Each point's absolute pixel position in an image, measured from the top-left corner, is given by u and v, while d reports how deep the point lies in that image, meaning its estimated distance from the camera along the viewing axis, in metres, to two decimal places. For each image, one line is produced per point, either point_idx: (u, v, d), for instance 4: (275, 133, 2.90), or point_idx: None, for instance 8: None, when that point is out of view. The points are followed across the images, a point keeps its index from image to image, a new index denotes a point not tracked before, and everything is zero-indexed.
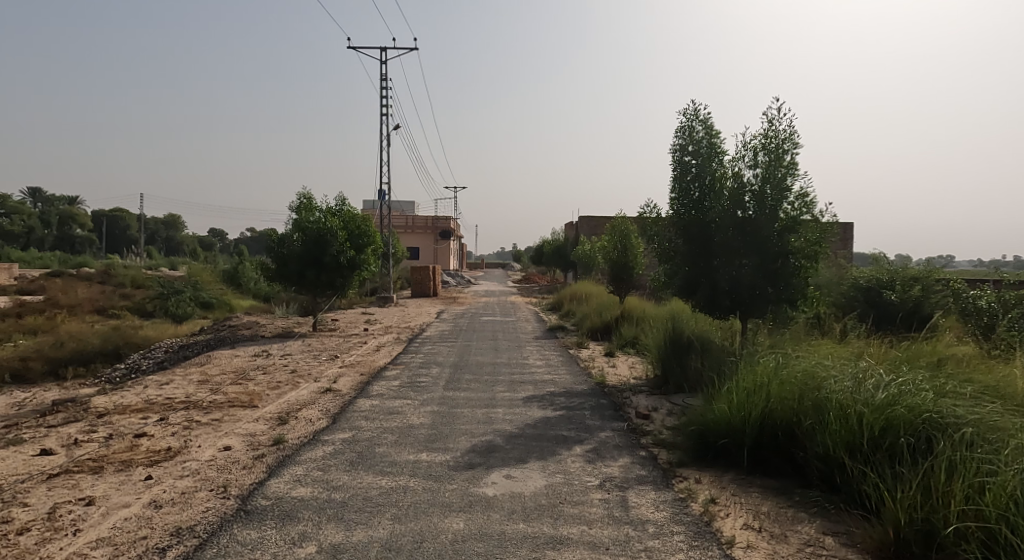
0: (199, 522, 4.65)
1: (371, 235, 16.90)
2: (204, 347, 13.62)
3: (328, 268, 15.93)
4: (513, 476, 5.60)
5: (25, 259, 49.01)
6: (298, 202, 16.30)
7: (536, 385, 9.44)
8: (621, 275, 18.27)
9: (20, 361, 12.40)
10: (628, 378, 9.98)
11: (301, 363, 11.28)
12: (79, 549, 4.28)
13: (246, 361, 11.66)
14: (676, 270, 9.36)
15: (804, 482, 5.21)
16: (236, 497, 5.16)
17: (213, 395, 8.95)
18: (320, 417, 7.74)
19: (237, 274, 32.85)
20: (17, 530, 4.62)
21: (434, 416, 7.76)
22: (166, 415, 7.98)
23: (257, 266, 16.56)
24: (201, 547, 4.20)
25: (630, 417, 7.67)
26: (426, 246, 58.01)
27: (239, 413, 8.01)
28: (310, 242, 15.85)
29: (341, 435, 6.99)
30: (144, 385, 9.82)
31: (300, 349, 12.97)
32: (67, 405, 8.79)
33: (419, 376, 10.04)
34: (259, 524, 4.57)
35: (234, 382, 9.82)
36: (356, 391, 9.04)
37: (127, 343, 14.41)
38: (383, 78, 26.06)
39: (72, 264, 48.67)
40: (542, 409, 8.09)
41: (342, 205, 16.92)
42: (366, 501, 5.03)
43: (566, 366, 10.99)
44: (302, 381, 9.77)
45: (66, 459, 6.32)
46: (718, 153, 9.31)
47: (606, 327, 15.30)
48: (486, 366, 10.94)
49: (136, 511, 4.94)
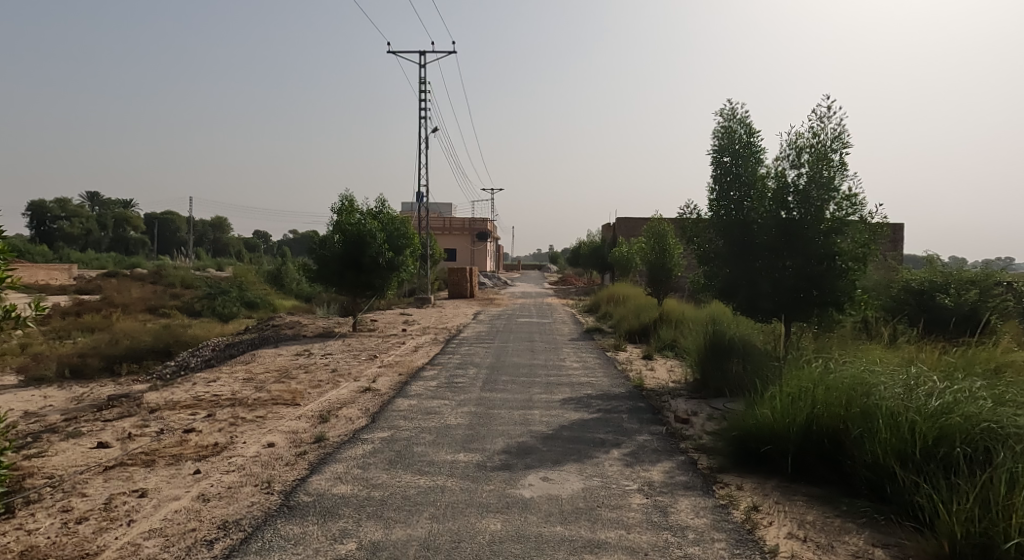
0: (244, 516, 4.79)
1: (409, 236, 17.14)
2: (250, 346, 14.02)
3: (367, 269, 16.17)
4: (550, 478, 5.59)
5: (82, 260, 51.43)
6: (339, 204, 16.62)
7: (574, 387, 9.39)
8: (659, 276, 17.92)
9: (79, 357, 12.99)
10: (667, 381, 9.83)
11: (342, 363, 11.49)
12: (133, 539, 4.46)
13: (288, 360, 11.96)
14: (717, 272, 9.16)
15: (851, 491, 5.05)
16: (280, 492, 5.31)
17: (258, 392, 9.20)
18: (359, 416, 7.87)
19: (281, 275, 33.93)
20: (77, 519, 4.84)
21: (471, 417, 7.81)
22: (213, 411, 8.24)
23: (299, 267, 16.89)
24: (246, 541, 4.33)
25: (669, 421, 7.56)
26: (462, 247, 58.48)
27: (282, 411, 8.20)
28: (350, 243, 16.11)
29: (380, 434, 7.10)
30: (192, 382, 10.16)
31: (341, 349, 13.22)
32: (121, 400, 9.18)
33: (456, 377, 10.10)
34: (301, 520, 4.67)
35: (278, 380, 10.08)
36: (395, 390, 9.16)
37: (176, 342, 14.92)
38: (421, 82, 26.25)
39: (127, 264, 50.95)
40: (579, 411, 8.05)
41: (382, 207, 17.22)
42: (404, 500, 5.09)
43: (603, 369, 10.89)
44: (342, 380, 9.95)
45: (120, 452, 6.59)
46: (759, 153, 9.12)
47: (644, 329, 15.07)
48: (523, 368, 10.93)
49: (185, 504, 5.11)
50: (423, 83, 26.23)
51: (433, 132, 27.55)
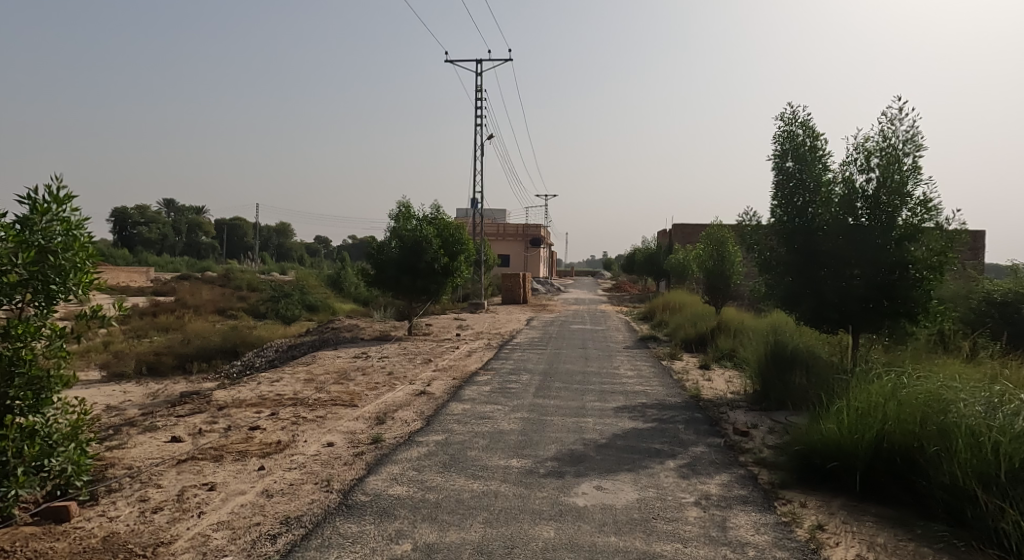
0: (305, 513, 4.96)
1: (463, 242, 17.42)
2: (310, 348, 14.50)
3: (423, 274, 16.43)
4: (604, 487, 5.53)
5: (159, 263, 54.59)
6: (396, 210, 17.00)
7: (628, 396, 9.27)
8: (717, 284, 17.45)
9: (154, 355, 13.76)
10: (725, 392, 9.57)
11: (397, 366, 11.72)
12: (203, 530, 4.69)
13: (347, 362, 12.30)
14: (778, 281, 8.87)
15: (927, 513, 4.77)
16: (339, 491, 5.46)
17: (318, 393, 9.50)
18: (414, 419, 8.01)
19: (340, 279, 34.98)
20: (153, 508, 5.13)
21: (525, 423, 7.82)
22: (277, 410, 8.56)
23: (358, 272, 17.35)
24: (307, 536, 4.48)
25: (727, 433, 7.36)
26: (516, 253, 58.74)
27: (340, 412, 8.44)
28: (407, 249, 16.41)
29: (435, 437, 7.20)
30: (257, 382, 10.59)
31: (396, 352, 13.49)
32: (193, 397, 9.66)
33: (510, 382, 10.14)
34: (359, 519, 4.79)
35: (337, 381, 10.38)
36: (449, 394, 9.28)
37: (243, 342, 15.59)
38: (477, 89, 26.60)
39: (199, 268, 53.72)
40: (633, 421, 7.93)
41: (437, 213, 17.50)
42: (459, 503, 5.14)
43: (658, 378, 10.69)
44: (398, 383, 10.15)
45: (192, 447, 6.94)
46: (824, 157, 8.80)
47: (701, 338, 14.71)
48: (576, 375, 10.87)
49: (250, 498, 5.33)
50: (479, 91, 26.56)
51: (488, 139, 27.80)
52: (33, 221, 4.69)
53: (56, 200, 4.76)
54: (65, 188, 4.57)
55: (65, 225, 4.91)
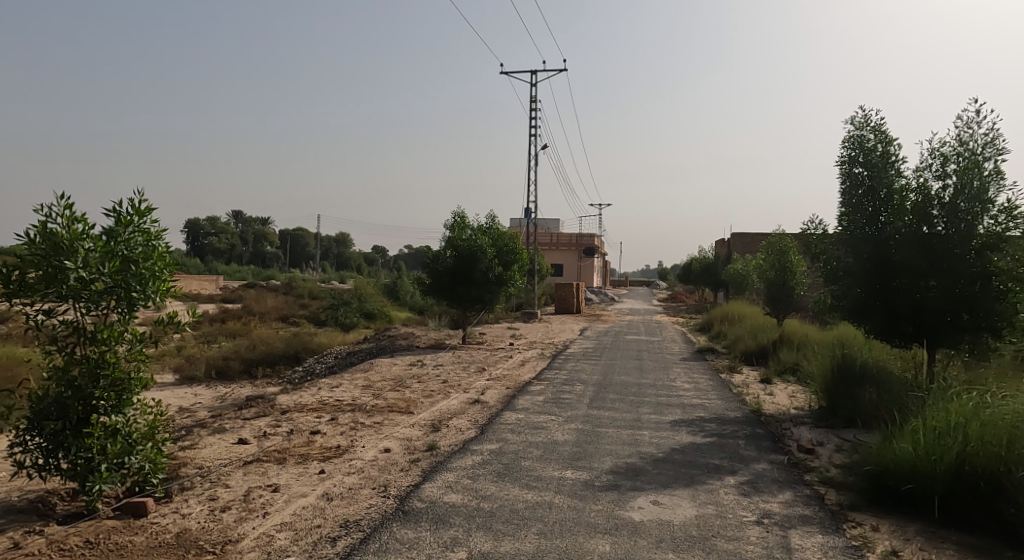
0: (364, 517, 5.07)
1: (518, 251, 17.49)
2: (368, 355, 14.86)
3: (478, 283, 16.60)
4: (661, 502, 5.41)
5: (228, 271, 57.33)
6: (452, 220, 17.24)
7: (685, 409, 9.06)
8: (779, 296, 16.85)
9: (223, 360, 14.41)
10: (788, 407, 9.22)
11: (452, 374, 11.85)
12: (268, 530, 4.85)
13: (403, 369, 12.53)
14: (846, 292, 8.50)
15: (1016, 544, 4.43)
16: (396, 497, 5.55)
17: (375, 400, 9.71)
18: (469, 427, 8.07)
19: (396, 288, 35.75)
20: (222, 507, 5.36)
21: (579, 434, 7.75)
22: (336, 415, 8.80)
23: (414, 281, 17.67)
24: (365, 541, 4.56)
25: (791, 450, 7.08)
26: (569, 262, 58.56)
27: (397, 418, 8.59)
28: (462, 258, 16.62)
29: (489, 445, 7.24)
30: (318, 387, 10.93)
31: (451, 360, 13.65)
32: (258, 401, 10.05)
33: (564, 393, 10.08)
34: (415, 525, 4.85)
35: (393, 388, 10.58)
36: (503, 403, 9.30)
37: (305, 348, 16.13)
38: (532, 100, 26.79)
39: (264, 277, 56.07)
40: (691, 435, 7.74)
41: (492, 223, 17.65)
42: (513, 513, 5.14)
43: (716, 391, 10.40)
44: (453, 391, 10.26)
45: (257, 449, 7.22)
46: (896, 163, 8.41)
47: (762, 351, 14.22)
48: (631, 386, 10.71)
49: (312, 501, 5.49)
50: (535, 101, 26.72)
51: (542, 149, 27.91)
52: (117, 232, 5.01)
53: (138, 212, 5.08)
54: (145, 201, 4.86)
55: (146, 236, 5.20)
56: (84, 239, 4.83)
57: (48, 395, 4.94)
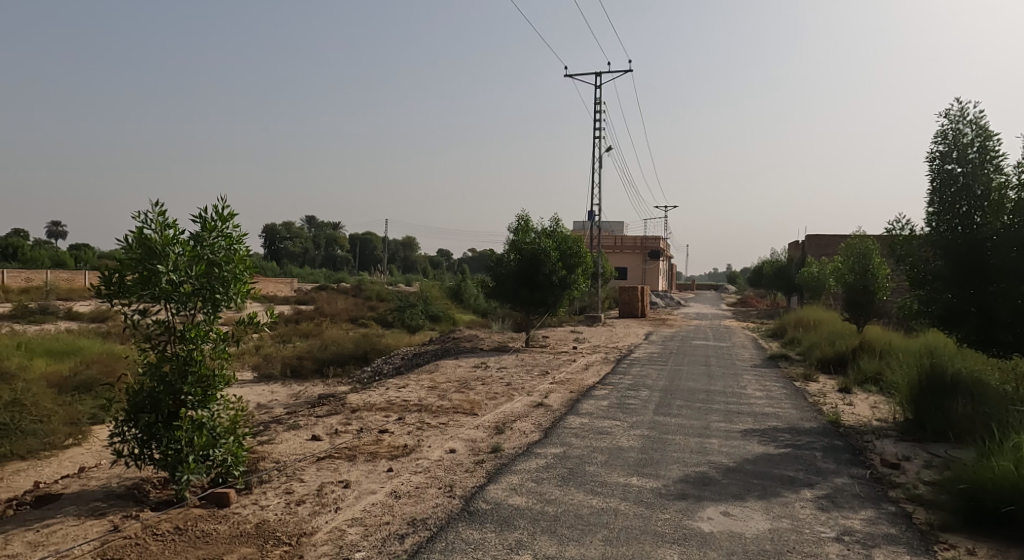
0: (430, 516, 5.15)
1: (581, 254, 17.37)
2: (433, 356, 15.15)
3: (541, 286, 16.61)
4: (732, 514, 5.23)
5: (301, 275, 59.90)
6: (516, 224, 17.33)
7: (757, 418, 8.72)
8: (859, 300, 15.91)
9: (297, 359, 15.06)
10: (870, 419, 8.71)
11: (515, 377, 11.89)
12: (339, 525, 5.02)
13: (468, 371, 12.68)
14: (935, 297, 7.94)
15: None
16: (461, 497, 5.62)
17: (441, 400, 9.88)
18: (533, 430, 8.08)
19: (461, 290, 36.29)
20: (297, 500, 5.59)
21: (645, 440, 7.61)
22: (404, 415, 9.01)
23: (478, 284, 17.87)
24: (432, 539, 4.64)
25: (874, 464, 6.69)
26: (633, 266, 57.69)
27: (462, 420, 8.71)
28: (525, 261, 16.67)
29: (553, 449, 7.22)
30: (386, 387, 11.23)
31: (514, 363, 13.70)
32: (330, 399, 10.44)
33: (628, 398, 9.93)
34: (481, 526, 4.89)
35: (458, 390, 10.74)
36: (566, 407, 9.25)
37: (373, 349, 16.62)
38: (597, 101, 26.59)
39: (334, 279, 58.23)
40: (763, 444, 7.45)
41: (556, 226, 17.62)
42: (578, 518, 5.10)
43: (790, 400, 9.97)
44: (516, 394, 10.30)
45: (329, 445, 7.49)
46: (996, 158, 7.79)
47: (840, 359, 13.49)
48: (699, 393, 10.41)
49: (380, 498, 5.64)
50: (599, 103, 26.52)
51: (607, 151, 27.65)
52: (203, 237, 5.31)
53: (221, 218, 5.37)
54: (228, 207, 5.14)
55: (229, 240, 5.48)
56: (174, 244, 5.16)
57: (143, 389, 5.30)
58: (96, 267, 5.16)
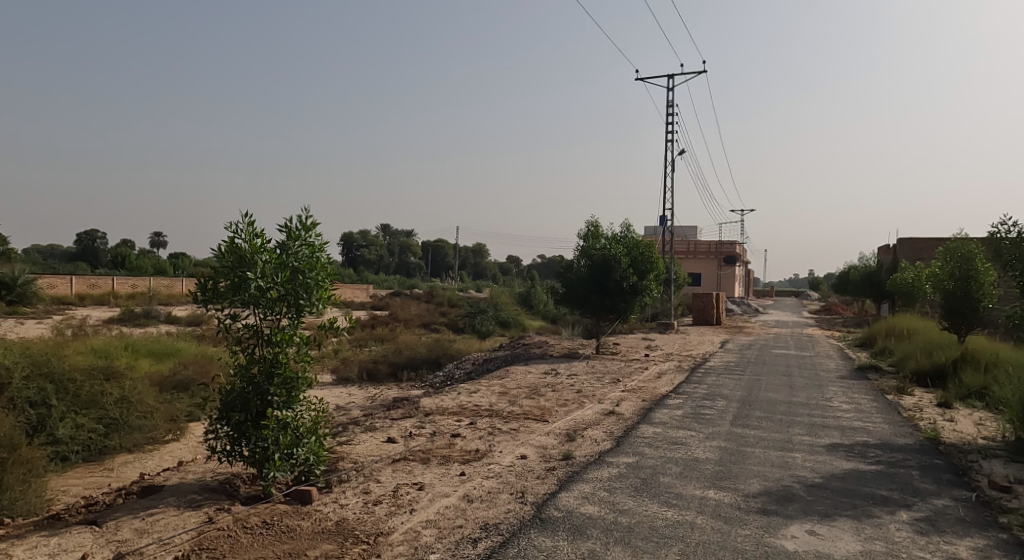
0: (502, 521, 5.17)
1: (653, 260, 17.04)
2: (504, 362, 15.25)
3: (611, 293, 16.41)
4: (818, 533, 4.96)
5: (377, 281, 62.06)
6: (586, 230, 17.24)
7: (844, 432, 8.23)
8: (960, 308, 14.73)
9: (373, 363, 15.57)
10: (974, 437, 8.03)
11: (586, 384, 11.78)
12: (415, 525, 5.13)
13: (538, 377, 12.68)
14: None
15: None
16: (533, 504, 5.61)
17: (512, 406, 9.94)
18: (604, 438, 7.97)
19: (530, 297, 36.44)
20: (374, 500, 5.76)
21: (722, 452, 7.35)
22: (475, 420, 9.11)
23: (548, 290, 17.87)
24: (505, 545, 4.66)
25: (980, 486, 6.15)
26: (708, 272, 56.04)
27: (532, 426, 8.71)
28: (596, 267, 16.54)
29: (626, 458, 7.09)
30: (458, 392, 11.40)
31: (585, 370, 13.57)
32: (404, 403, 10.72)
33: (704, 408, 9.62)
34: (553, 534, 4.87)
35: (528, 396, 10.76)
36: (638, 416, 9.07)
37: (445, 354, 16.94)
38: (669, 104, 26.14)
39: (408, 286, 59.98)
40: (852, 461, 7.02)
41: (627, 232, 17.38)
42: (652, 530, 4.98)
43: (882, 414, 9.36)
44: (587, 401, 10.20)
45: (404, 448, 7.68)
46: None
47: (938, 371, 12.54)
48: (780, 404, 9.94)
49: (453, 501, 5.72)
50: (671, 105, 26.06)
51: (679, 154, 27.09)
52: (287, 245, 5.57)
53: (304, 226, 5.62)
54: (310, 217, 5.38)
55: (311, 248, 5.73)
56: (262, 252, 5.46)
57: (235, 389, 5.63)
58: (193, 275, 5.53)
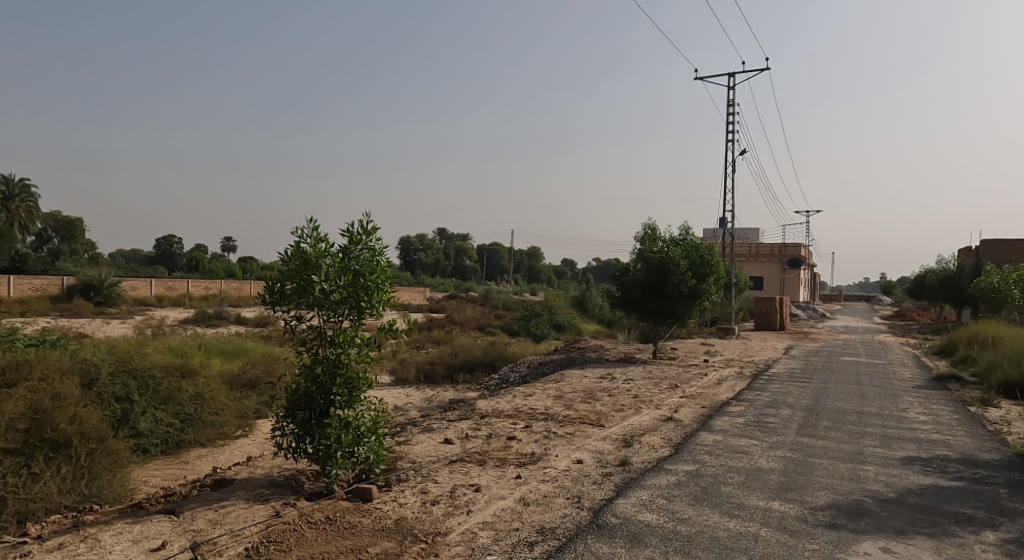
0: (559, 525, 5.15)
1: (713, 263, 16.60)
2: (559, 366, 15.19)
3: (669, 296, 16.08)
4: (893, 551, 4.69)
5: (434, 284, 63.11)
6: (643, 233, 16.97)
7: (921, 445, 7.77)
8: None
9: (430, 365, 15.82)
10: None
11: (643, 389, 11.58)
12: (472, 526, 5.18)
13: (594, 382, 12.56)
14: None
15: None
16: (590, 509, 5.56)
17: (567, 410, 9.88)
18: (663, 445, 7.81)
19: (585, 300, 36.19)
20: (432, 500, 5.84)
21: (788, 462, 7.07)
22: (531, 423, 9.11)
23: (604, 294, 17.68)
24: (561, 549, 4.63)
25: None
26: (771, 275, 54.16)
27: (588, 431, 8.63)
28: (653, 270, 16.25)
29: (685, 466, 6.92)
30: (514, 394, 11.45)
31: (641, 375, 13.35)
32: (460, 404, 10.83)
33: (767, 416, 9.29)
34: (610, 540, 4.80)
35: (584, 400, 10.67)
36: (698, 423, 8.85)
37: (500, 357, 17.03)
38: (730, 103, 25.49)
39: (464, 289, 60.71)
40: (931, 476, 6.61)
41: (686, 234, 17.00)
42: (714, 540, 4.83)
43: (963, 427, 8.78)
44: (644, 407, 10.02)
45: (461, 449, 7.77)
46: None
47: None
48: (850, 413, 9.49)
49: (510, 504, 5.74)
50: (732, 104, 25.41)
51: (741, 154, 26.35)
52: (350, 249, 5.73)
53: (365, 231, 5.77)
54: (371, 221, 5.52)
55: (372, 252, 5.86)
56: (325, 256, 5.64)
57: (300, 388, 5.84)
58: (261, 277, 5.77)
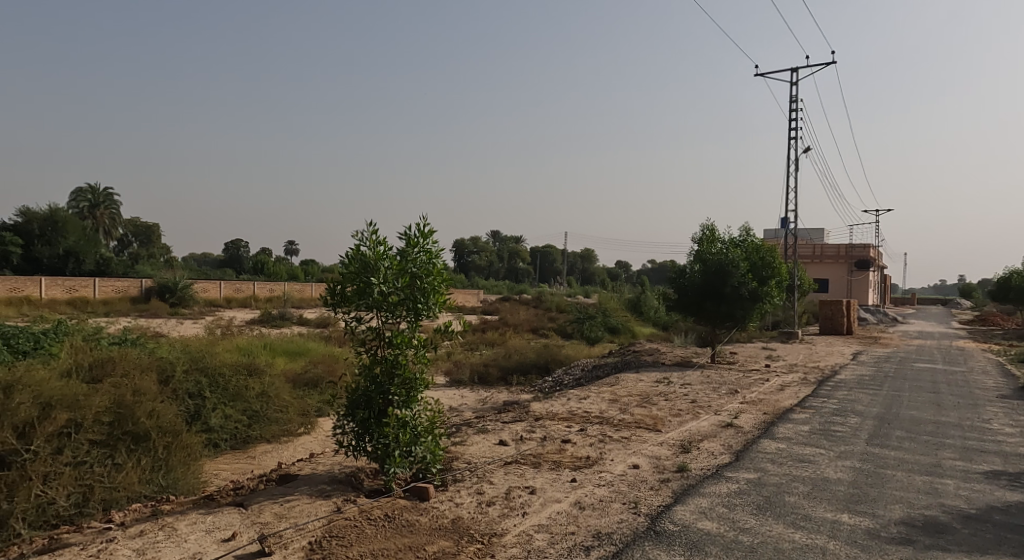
0: (615, 530, 5.08)
1: (775, 265, 16.03)
2: (613, 369, 15.01)
3: (729, 299, 15.63)
4: None
5: (488, 287, 63.63)
6: (700, 234, 16.58)
7: (1006, 459, 7.25)
8: None
9: (484, 366, 15.94)
10: None
11: (701, 394, 11.30)
12: (528, 528, 5.17)
13: (649, 386, 12.34)
14: None
15: None
16: (647, 515, 5.46)
17: (623, 414, 9.75)
18: (723, 452, 7.59)
19: (640, 303, 35.67)
20: (488, 501, 5.87)
21: (857, 473, 6.74)
22: (585, 427, 9.03)
23: (659, 296, 17.37)
24: (618, 555, 4.57)
25: None
26: (837, 277, 51.89)
27: (645, 435, 8.49)
28: (711, 272, 15.84)
29: (746, 474, 6.71)
30: (568, 397, 11.39)
31: (699, 380, 13.04)
32: (515, 406, 10.85)
33: (834, 424, 8.88)
34: (668, 548, 4.70)
35: (640, 404, 10.50)
36: (760, 430, 8.55)
37: (554, 359, 16.98)
38: (793, 99, 24.64)
39: (518, 291, 60.96)
40: (1018, 491, 6.15)
41: (746, 235, 16.48)
42: (777, 552, 4.66)
43: None
44: (702, 412, 9.77)
45: (516, 451, 7.78)
46: None
47: None
48: (926, 423, 8.95)
49: (565, 507, 5.70)
50: (795, 101, 24.57)
51: (804, 152, 25.43)
52: (408, 252, 5.82)
53: (423, 234, 5.85)
54: (428, 225, 5.59)
55: (429, 254, 5.95)
56: (384, 259, 5.77)
57: (359, 388, 5.98)
58: (324, 279, 5.95)
